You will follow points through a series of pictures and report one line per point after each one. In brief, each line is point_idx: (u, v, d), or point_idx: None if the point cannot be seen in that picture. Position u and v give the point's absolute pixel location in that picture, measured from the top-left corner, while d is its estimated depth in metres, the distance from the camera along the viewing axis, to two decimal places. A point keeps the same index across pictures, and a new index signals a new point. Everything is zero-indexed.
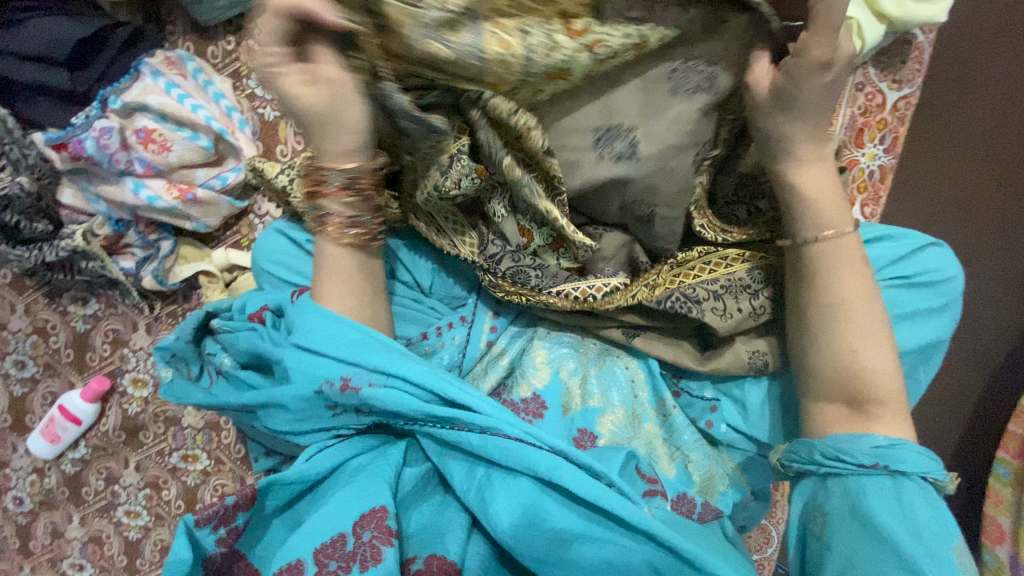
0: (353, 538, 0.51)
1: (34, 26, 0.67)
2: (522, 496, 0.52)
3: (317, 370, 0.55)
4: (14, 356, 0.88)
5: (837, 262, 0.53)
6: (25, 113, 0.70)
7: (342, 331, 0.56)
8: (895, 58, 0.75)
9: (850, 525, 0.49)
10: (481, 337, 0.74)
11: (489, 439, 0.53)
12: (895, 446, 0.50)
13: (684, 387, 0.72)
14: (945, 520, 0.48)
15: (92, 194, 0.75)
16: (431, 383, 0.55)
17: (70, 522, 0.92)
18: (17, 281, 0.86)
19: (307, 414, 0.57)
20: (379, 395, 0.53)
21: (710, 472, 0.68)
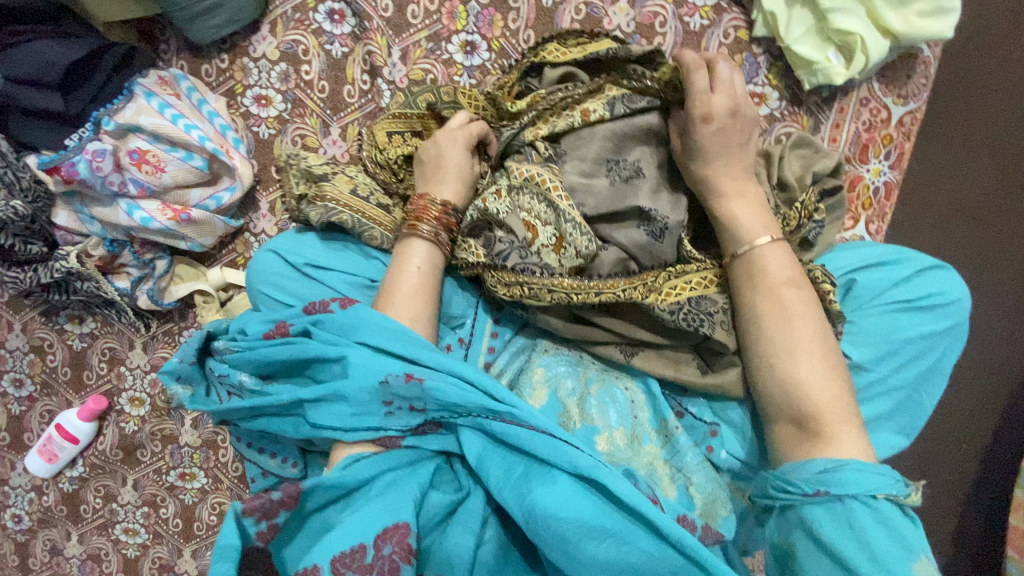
0: (372, 551, 0.52)
1: (27, 49, 0.65)
2: (556, 496, 0.52)
3: (382, 366, 0.59)
4: (12, 373, 0.87)
5: (758, 277, 0.59)
6: (19, 135, 0.69)
7: (393, 330, 0.61)
8: (901, 72, 0.73)
9: (805, 550, 0.50)
10: (478, 359, 0.74)
11: (532, 437, 0.55)
12: (838, 468, 0.50)
13: (686, 408, 0.71)
14: (903, 538, 0.47)
15: (86, 216, 0.74)
16: (486, 382, 0.59)
17: (69, 539, 0.92)
18: (14, 300, 0.85)
19: (363, 412, 0.59)
20: (438, 387, 0.57)
21: (712, 494, 0.66)
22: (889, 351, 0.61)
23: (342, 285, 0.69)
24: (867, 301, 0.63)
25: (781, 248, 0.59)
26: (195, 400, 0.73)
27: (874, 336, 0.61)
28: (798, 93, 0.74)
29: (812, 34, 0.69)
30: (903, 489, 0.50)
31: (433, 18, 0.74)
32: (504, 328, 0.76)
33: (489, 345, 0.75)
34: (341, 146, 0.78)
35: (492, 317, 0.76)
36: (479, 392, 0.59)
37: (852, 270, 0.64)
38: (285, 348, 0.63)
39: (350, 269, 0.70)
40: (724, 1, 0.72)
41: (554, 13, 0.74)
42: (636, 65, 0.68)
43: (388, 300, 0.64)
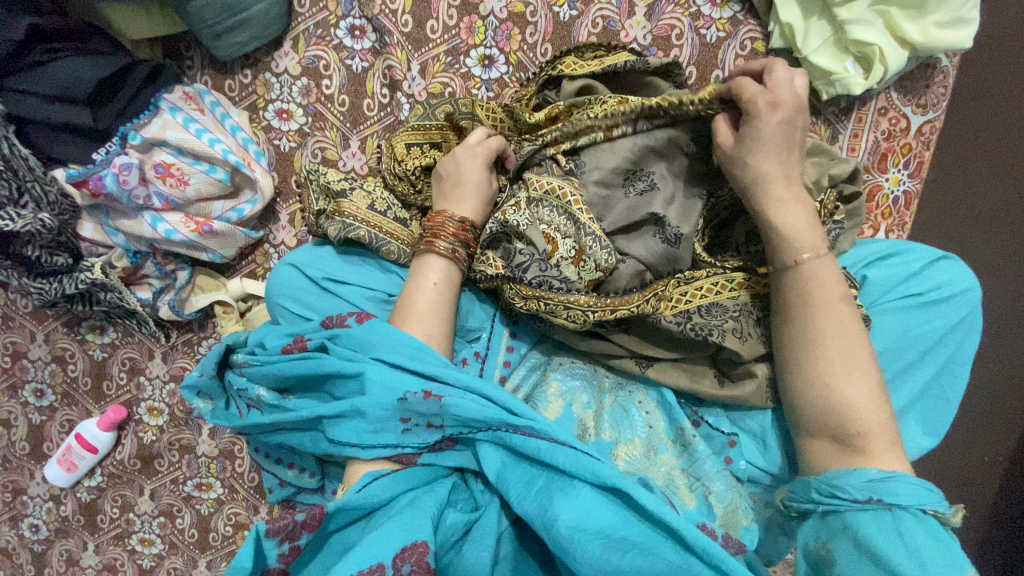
0: (391, 570, 0.50)
1: (58, 67, 0.66)
2: (574, 509, 0.52)
3: (400, 383, 0.59)
4: (33, 384, 0.88)
5: (814, 293, 0.56)
6: (45, 149, 0.69)
7: (409, 344, 0.61)
8: (918, 82, 0.73)
9: (850, 559, 0.49)
10: (494, 372, 0.74)
11: (550, 448, 0.55)
12: (889, 479, 0.50)
13: (702, 417, 0.71)
14: (951, 552, 0.47)
15: (110, 228, 0.75)
16: (502, 395, 0.59)
17: (85, 549, 0.92)
18: (36, 311, 0.85)
19: (381, 428, 0.60)
20: (455, 402, 0.57)
21: (732, 504, 0.66)
22: (907, 347, 0.61)
23: (359, 299, 0.69)
24: (880, 296, 0.63)
25: (829, 262, 0.56)
26: (215, 415, 0.75)
27: (893, 334, 0.61)
28: (815, 103, 0.74)
29: (830, 45, 0.69)
30: (949, 509, 0.50)
31: (452, 33, 0.75)
32: (520, 342, 0.76)
33: (505, 359, 0.74)
34: (360, 159, 0.79)
35: (509, 330, 0.75)
36: (497, 405, 0.59)
37: (863, 267, 0.64)
38: (301, 365, 0.63)
39: (366, 283, 0.70)
40: (740, 14, 0.73)
41: (571, 27, 0.75)
42: (654, 77, 0.69)
43: (405, 317, 0.64)
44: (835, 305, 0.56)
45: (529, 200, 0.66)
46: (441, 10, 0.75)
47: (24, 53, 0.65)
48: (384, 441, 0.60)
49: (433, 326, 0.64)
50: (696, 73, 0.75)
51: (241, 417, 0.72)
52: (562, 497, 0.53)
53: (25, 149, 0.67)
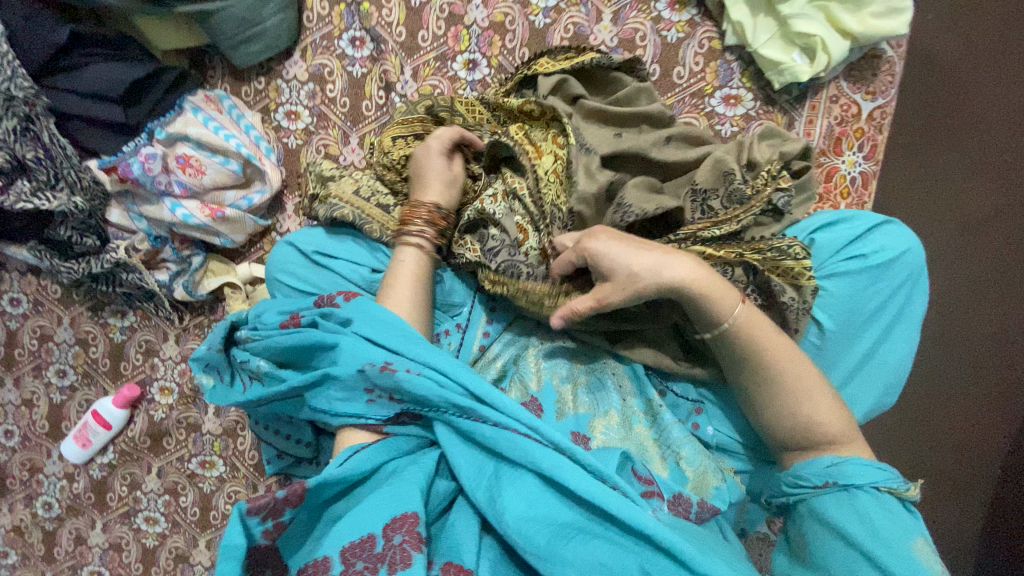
0: (382, 539, 0.53)
1: (95, 68, 0.75)
2: (522, 494, 0.55)
3: (367, 352, 0.63)
4: (57, 364, 0.95)
5: (754, 335, 0.59)
6: (82, 140, 0.79)
7: (381, 319, 0.66)
8: (867, 72, 0.79)
9: (816, 537, 0.56)
10: (473, 342, 0.78)
11: (504, 438, 0.57)
12: (844, 462, 0.57)
13: (669, 387, 0.74)
14: (903, 523, 0.54)
15: (136, 214, 0.84)
16: (460, 375, 0.61)
17: (93, 528, 0.96)
18: (64, 295, 0.94)
19: (352, 397, 0.64)
20: (412, 379, 0.60)
21: (702, 467, 0.68)
22: (851, 307, 0.67)
23: (347, 275, 0.76)
24: (825, 257, 0.69)
25: (748, 307, 0.60)
26: (216, 390, 0.79)
27: (839, 296, 0.67)
28: (770, 94, 0.81)
29: (777, 39, 0.77)
30: (903, 484, 0.56)
31: (440, 41, 0.85)
32: (498, 317, 0.79)
33: (484, 330, 0.79)
34: (359, 154, 0.87)
35: (487, 307, 0.79)
36: (455, 384, 0.61)
37: (810, 233, 0.70)
38: (290, 338, 0.69)
39: (354, 258, 0.77)
40: (697, 17, 0.81)
41: (545, 33, 0.84)
42: (619, 72, 0.77)
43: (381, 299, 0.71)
44: (772, 347, 0.60)
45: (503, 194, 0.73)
46: (431, 22, 0.85)
47: (67, 56, 0.75)
48: (355, 409, 0.64)
49: (408, 300, 0.70)
50: (660, 70, 0.83)
51: (242, 390, 0.78)
52: (511, 481, 0.56)
53: (63, 138, 0.76)
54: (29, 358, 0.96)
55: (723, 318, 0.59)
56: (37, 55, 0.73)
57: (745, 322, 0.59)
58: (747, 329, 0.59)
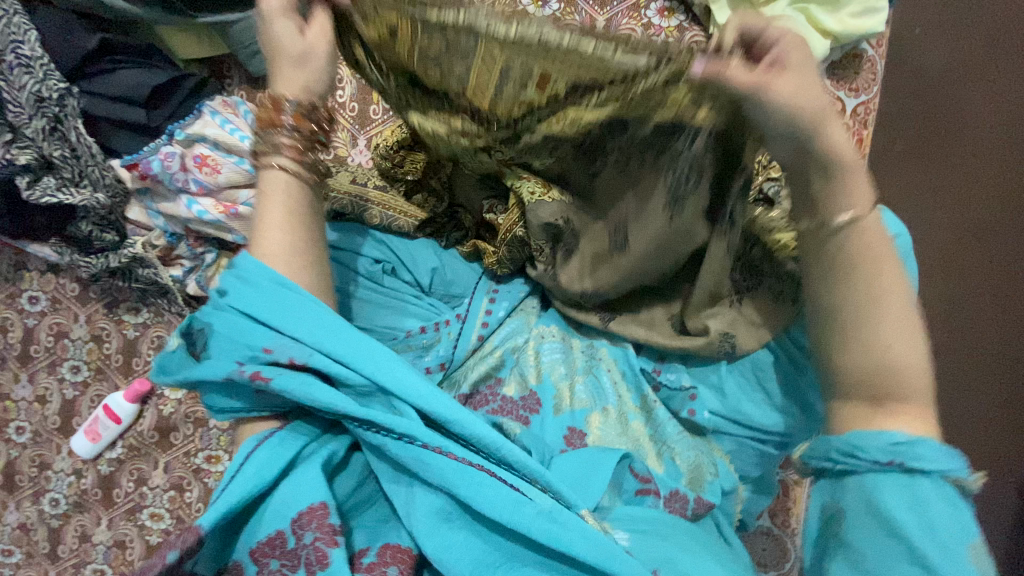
0: (293, 537, 0.48)
1: (123, 74, 0.81)
2: (438, 511, 0.51)
3: (249, 338, 0.52)
4: (71, 361, 0.98)
5: (872, 252, 0.47)
6: (107, 141, 0.84)
7: (266, 293, 0.52)
8: (847, 71, 0.85)
9: (860, 525, 0.46)
10: (471, 333, 0.76)
11: (420, 454, 0.50)
12: (917, 443, 0.45)
13: (662, 380, 0.74)
14: (963, 519, 0.44)
15: (153, 211, 0.87)
16: (365, 369, 0.52)
17: (98, 525, 0.97)
18: (81, 293, 0.97)
19: (236, 389, 0.52)
20: (301, 378, 0.51)
21: (696, 461, 0.70)
22: None
23: (351, 261, 0.79)
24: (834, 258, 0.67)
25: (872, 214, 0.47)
26: None
27: None
28: None
29: None
30: (971, 476, 0.45)
31: None
32: (498, 307, 0.78)
33: (484, 320, 0.77)
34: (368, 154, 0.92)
35: (487, 297, 0.79)
36: (360, 379, 0.52)
37: None
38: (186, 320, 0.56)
39: (357, 248, 0.80)
40: (685, 23, 0.86)
41: None
42: None
43: (265, 246, 0.55)
44: (887, 258, 0.47)
45: (542, 99, 0.53)
46: None
47: (94, 61, 0.81)
48: (242, 400, 0.53)
49: (296, 247, 0.55)
50: None
51: None
52: (425, 494, 0.52)
53: (88, 138, 0.81)
54: (44, 354, 0.98)
55: (852, 205, 0.46)
56: (71, 60, 0.79)
57: (867, 226, 0.47)
58: (873, 235, 0.47)
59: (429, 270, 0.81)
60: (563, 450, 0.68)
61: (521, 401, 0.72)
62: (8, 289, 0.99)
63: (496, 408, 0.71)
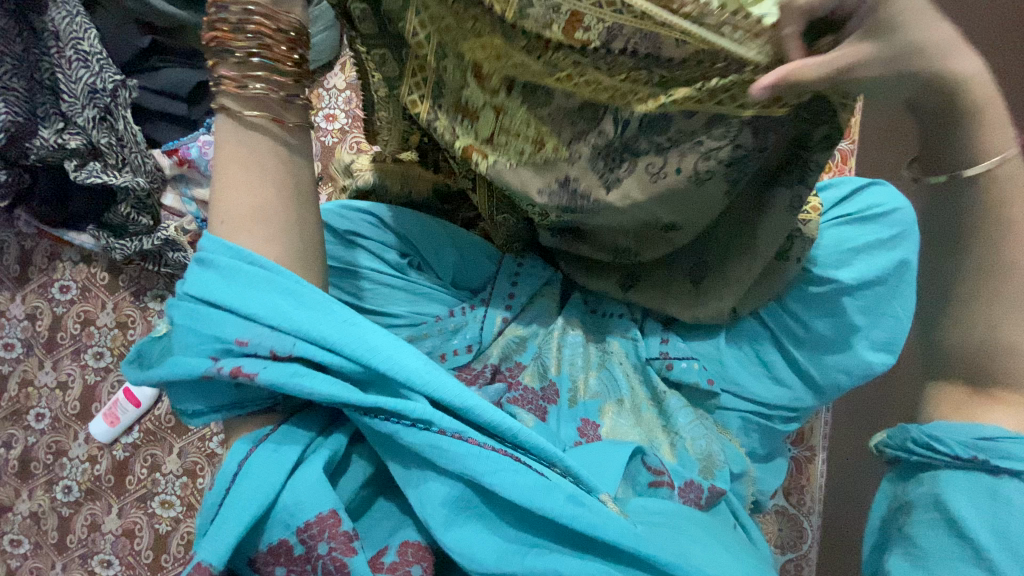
0: (302, 545, 0.43)
1: (169, 71, 0.90)
2: (455, 501, 0.45)
3: (212, 327, 0.44)
4: (95, 347, 1.00)
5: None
6: (151, 132, 0.92)
7: (241, 274, 0.45)
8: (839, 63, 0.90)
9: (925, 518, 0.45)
10: (496, 317, 0.71)
11: (436, 442, 0.44)
12: (1017, 441, 0.42)
13: (674, 362, 0.69)
14: None
15: (188, 197, 0.94)
16: (359, 350, 0.45)
17: (108, 513, 0.96)
18: (111, 282, 1.01)
19: (207, 389, 0.46)
20: (283, 370, 0.43)
21: (709, 450, 0.67)
22: (840, 260, 0.68)
23: (376, 253, 0.72)
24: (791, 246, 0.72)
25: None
26: None
27: (827, 246, 0.68)
28: None
29: None
30: None
31: None
32: (521, 290, 0.73)
33: (508, 303, 0.72)
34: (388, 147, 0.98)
35: (509, 279, 0.73)
36: (354, 365, 0.45)
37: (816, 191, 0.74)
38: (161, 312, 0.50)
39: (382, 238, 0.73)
40: None
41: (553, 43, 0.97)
42: None
43: (224, 212, 0.48)
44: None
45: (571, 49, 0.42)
46: None
47: (145, 60, 0.89)
48: (223, 400, 0.46)
49: (261, 209, 0.48)
50: None
51: None
52: (441, 486, 0.45)
53: (133, 127, 0.88)
54: (70, 341, 1.01)
55: (998, 149, 0.40)
56: (125, 58, 0.88)
57: (1005, 176, 0.40)
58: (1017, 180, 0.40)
59: (452, 264, 0.75)
60: (577, 442, 0.65)
61: (540, 392, 0.68)
62: (41, 279, 1.03)
63: (517, 396, 0.67)
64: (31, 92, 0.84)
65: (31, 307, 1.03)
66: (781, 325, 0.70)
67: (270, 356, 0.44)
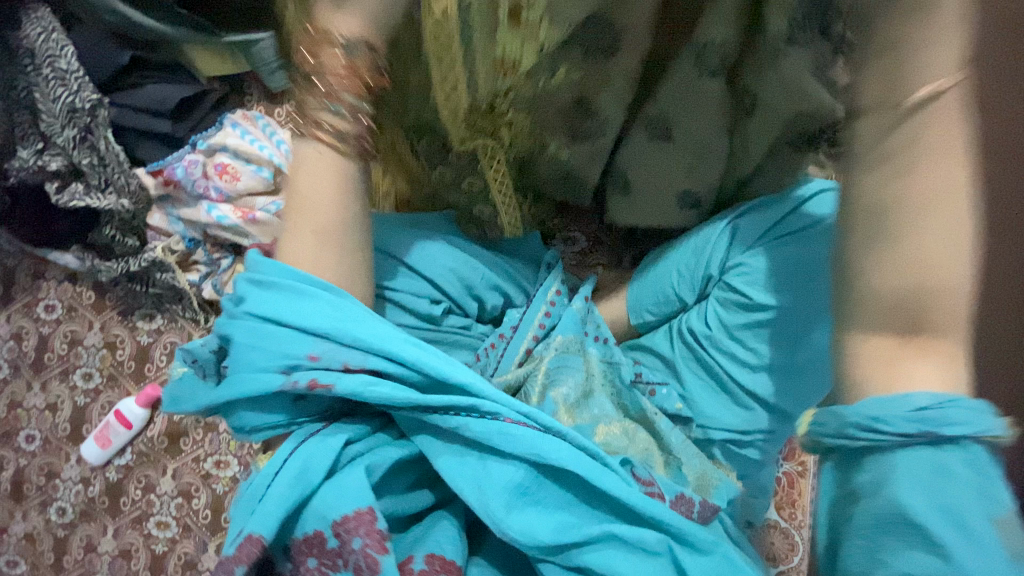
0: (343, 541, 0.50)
1: (150, 88, 0.87)
2: (517, 487, 0.52)
3: (284, 347, 0.51)
4: (83, 368, 0.99)
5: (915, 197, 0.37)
6: (134, 150, 0.89)
7: (311, 306, 0.52)
8: None
9: (859, 510, 0.41)
10: (524, 341, 0.77)
11: (503, 428, 0.52)
12: (949, 405, 0.39)
13: (656, 387, 0.75)
14: (993, 491, 0.38)
15: (173, 217, 0.92)
16: (422, 362, 0.53)
17: (104, 534, 0.96)
18: (97, 301, 0.99)
19: (273, 406, 0.53)
20: (357, 379, 0.51)
21: (703, 469, 0.71)
22: (777, 285, 0.65)
23: (412, 305, 0.71)
24: (711, 255, 0.70)
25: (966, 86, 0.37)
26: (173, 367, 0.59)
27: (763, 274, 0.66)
28: None
29: None
30: (998, 428, 0.39)
31: None
32: (550, 320, 0.78)
33: (539, 325, 0.78)
34: None
35: (542, 309, 0.79)
36: (415, 373, 0.53)
37: (731, 218, 0.69)
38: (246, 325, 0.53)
39: (413, 288, 0.72)
40: None
41: None
42: None
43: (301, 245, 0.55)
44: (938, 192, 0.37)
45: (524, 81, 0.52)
46: None
47: (125, 76, 0.86)
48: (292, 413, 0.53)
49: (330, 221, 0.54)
50: None
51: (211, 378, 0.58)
52: (505, 470, 0.52)
53: (115, 146, 0.85)
54: (58, 362, 0.99)
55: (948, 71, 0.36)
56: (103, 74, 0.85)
57: (946, 109, 0.36)
58: (947, 119, 0.37)
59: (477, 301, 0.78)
60: None
61: None
62: (26, 298, 1.01)
63: None
64: (8, 113, 0.83)
65: (16, 327, 1.01)
66: (728, 355, 0.70)
67: (342, 368, 0.51)
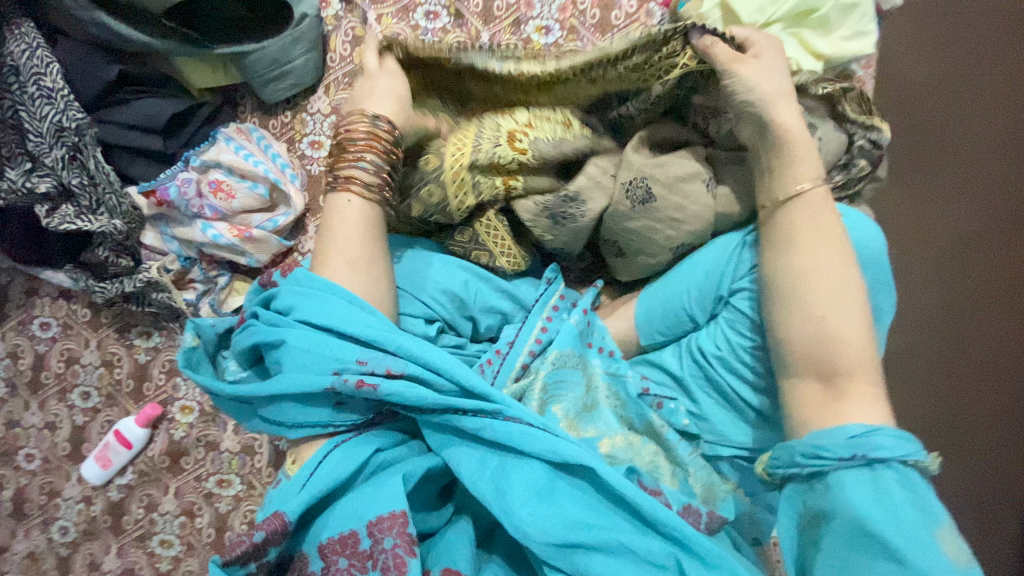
0: (366, 539, 0.55)
1: (139, 104, 0.84)
2: (538, 487, 0.56)
3: (338, 353, 0.60)
4: (81, 387, 0.97)
5: (798, 230, 0.60)
6: (125, 169, 0.87)
7: (361, 317, 0.61)
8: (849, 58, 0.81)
9: (838, 526, 0.51)
10: (521, 352, 0.74)
11: (518, 430, 0.57)
12: (873, 434, 0.52)
13: (662, 400, 0.72)
14: (927, 504, 0.50)
15: (169, 236, 0.91)
16: (458, 373, 0.60)
17: (108, 553, 0.95)
18: (93, 319, 0.98)
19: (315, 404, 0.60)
20: (399, 385, 0.59)
21: (710, 481, 0.68)
22: None
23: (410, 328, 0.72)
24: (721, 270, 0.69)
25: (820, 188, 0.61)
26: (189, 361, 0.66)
27: None
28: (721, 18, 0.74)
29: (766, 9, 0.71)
30: (927, 457, 0.52)
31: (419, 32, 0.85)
32: (552, 329, 0.75)
33: (539, 336, 0.75)
34: None
35: (540, 321, 0.76)
36: (452, 382, 0.60)
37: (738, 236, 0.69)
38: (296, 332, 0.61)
39: (420, 308, 0.74)
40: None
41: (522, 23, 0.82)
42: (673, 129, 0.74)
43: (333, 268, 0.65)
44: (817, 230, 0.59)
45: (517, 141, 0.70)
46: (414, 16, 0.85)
47: (114, 92, 0.84)
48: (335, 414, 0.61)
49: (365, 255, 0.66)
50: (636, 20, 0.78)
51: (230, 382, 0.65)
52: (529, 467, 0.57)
53: (106, 166, 0.84)
54: (54, 380, 0.98)
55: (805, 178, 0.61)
56: (92, 92, 0.83)
57: (810, 200, 0.60)
58: (819, 204, 0.60)
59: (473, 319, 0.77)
60: None
61: None
62: (20, 316, 0.99)
63: None
64: None
65: (11, 345, 0.99)
66: (734, 374, 0.68)
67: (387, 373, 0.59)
